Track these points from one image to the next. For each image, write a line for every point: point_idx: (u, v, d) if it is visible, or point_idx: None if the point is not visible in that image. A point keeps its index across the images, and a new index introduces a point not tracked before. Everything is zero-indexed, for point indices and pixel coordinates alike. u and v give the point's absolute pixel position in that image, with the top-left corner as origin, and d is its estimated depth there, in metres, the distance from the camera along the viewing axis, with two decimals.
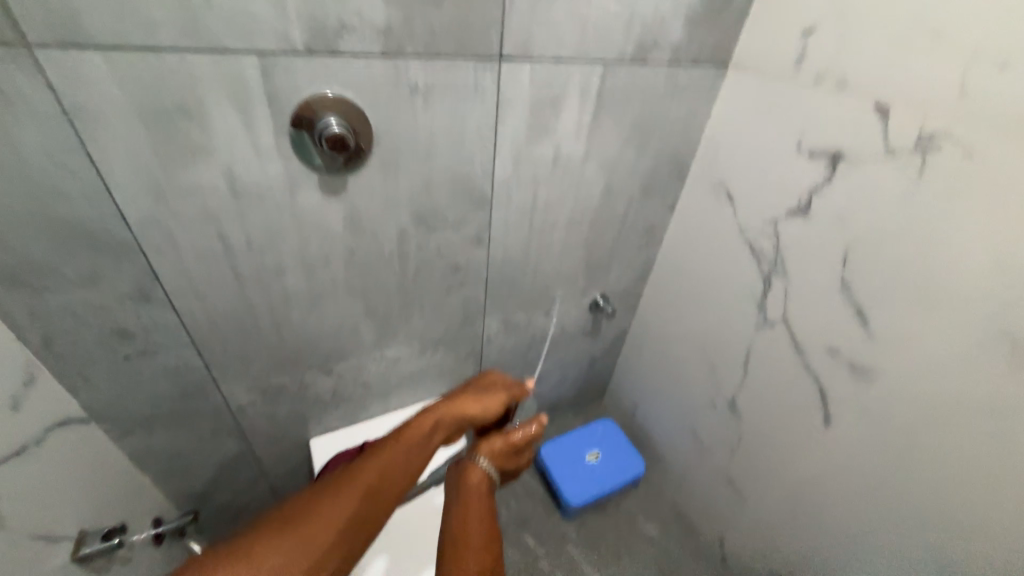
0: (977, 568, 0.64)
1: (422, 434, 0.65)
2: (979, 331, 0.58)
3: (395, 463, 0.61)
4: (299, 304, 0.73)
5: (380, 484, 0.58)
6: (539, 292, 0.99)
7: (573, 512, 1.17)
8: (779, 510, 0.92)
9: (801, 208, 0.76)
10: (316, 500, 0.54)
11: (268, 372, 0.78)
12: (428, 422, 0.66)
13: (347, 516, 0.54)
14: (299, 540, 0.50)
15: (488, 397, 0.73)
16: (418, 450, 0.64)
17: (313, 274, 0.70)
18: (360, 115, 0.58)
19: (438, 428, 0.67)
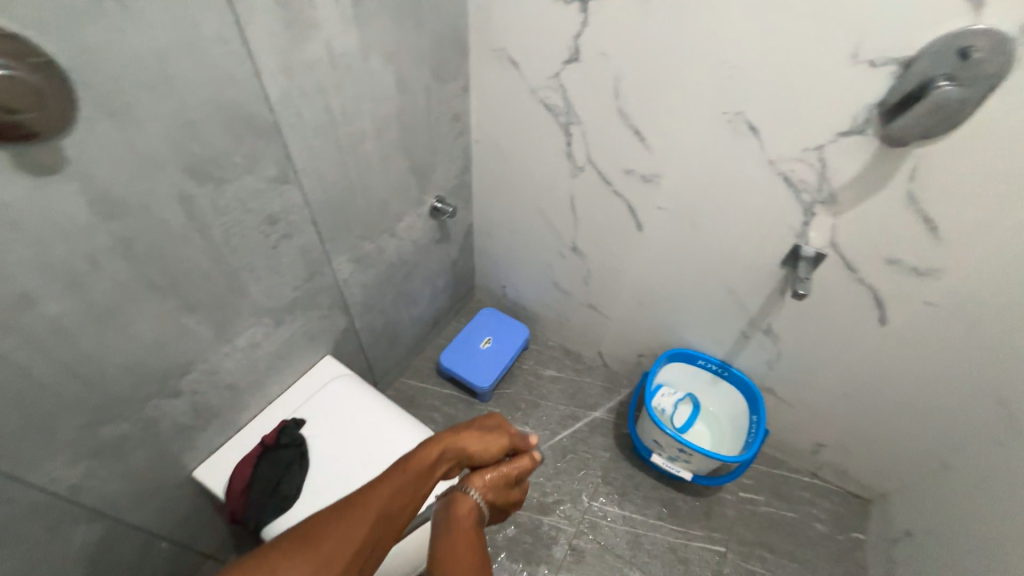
0: (742, 280, 0.95)
1: (426, 466, 0.59)
2: (711, 117, 0.78)
3: (400, 493, 0.56)
4: (84, 330, 0.55)
5: (386, 516, 0.54)
6: (377, 214, 0.94)
7: (487, 392, 1.30)
8: (629, 309, 1.17)
9: (573, 55, 0.84)
10: (332, 523, 0.53)
11: (89, 429, 0.61)
12: (431, 453, 0.60)
13: (353, 550, 0.51)
14: (312, 566, 0.49)
15: (491, 432, 0.64)
16: (419, 485, 0.58)
17: (85, 286, 0.53)
18: (29, 45, 0.40)
19: (440, 462, 0.60)
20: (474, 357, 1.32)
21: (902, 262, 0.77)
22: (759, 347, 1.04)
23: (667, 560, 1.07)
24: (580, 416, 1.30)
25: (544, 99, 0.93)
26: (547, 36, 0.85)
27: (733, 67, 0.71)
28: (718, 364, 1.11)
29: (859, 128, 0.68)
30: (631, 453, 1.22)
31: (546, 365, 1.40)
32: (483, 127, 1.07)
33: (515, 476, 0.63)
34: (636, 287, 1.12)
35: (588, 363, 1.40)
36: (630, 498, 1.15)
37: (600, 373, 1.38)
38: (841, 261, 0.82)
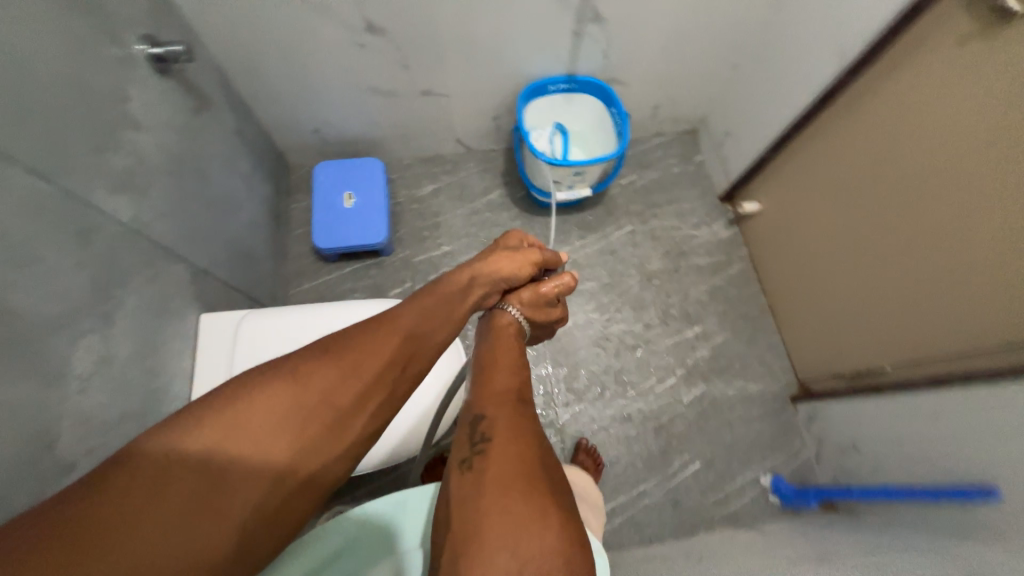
0: None
1: (460, 287, 0.58)
2: None
3: (436, 311, 0.52)
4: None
5: (422, 330, 0.50)
6: (95, 106, 0.60)
7: (387, 242, 1.19)
8: (462, 70, 1.05)
9: None
10: (367, 334, 0.46)
11: None
12: (464, 276, 0.60)
13: (389, 358, 0.45)
14: (342, 374, 0.43)
15: (518, 252, 0.66)
16: (455, 301, 0.56)
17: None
18: None
19: (472, 284, 0.60)
20: (350, 220, 1.15)
21: None
22: (592, 41, 1.03)
23: (602, 261, 1.26)
24: (479, 207, 1.29)
25: None
26: None
27: None
28: (566, 80, 1.12)
29: None
30: (536, 207, 1.29)
31: (419, 185, 1.30)
32: None
33: (548, 293, 0.67)
34: (461, 37, 0.97)
35: (453, 158, 1.32)
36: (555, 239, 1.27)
37: (470, 160, 1.32)
38: None
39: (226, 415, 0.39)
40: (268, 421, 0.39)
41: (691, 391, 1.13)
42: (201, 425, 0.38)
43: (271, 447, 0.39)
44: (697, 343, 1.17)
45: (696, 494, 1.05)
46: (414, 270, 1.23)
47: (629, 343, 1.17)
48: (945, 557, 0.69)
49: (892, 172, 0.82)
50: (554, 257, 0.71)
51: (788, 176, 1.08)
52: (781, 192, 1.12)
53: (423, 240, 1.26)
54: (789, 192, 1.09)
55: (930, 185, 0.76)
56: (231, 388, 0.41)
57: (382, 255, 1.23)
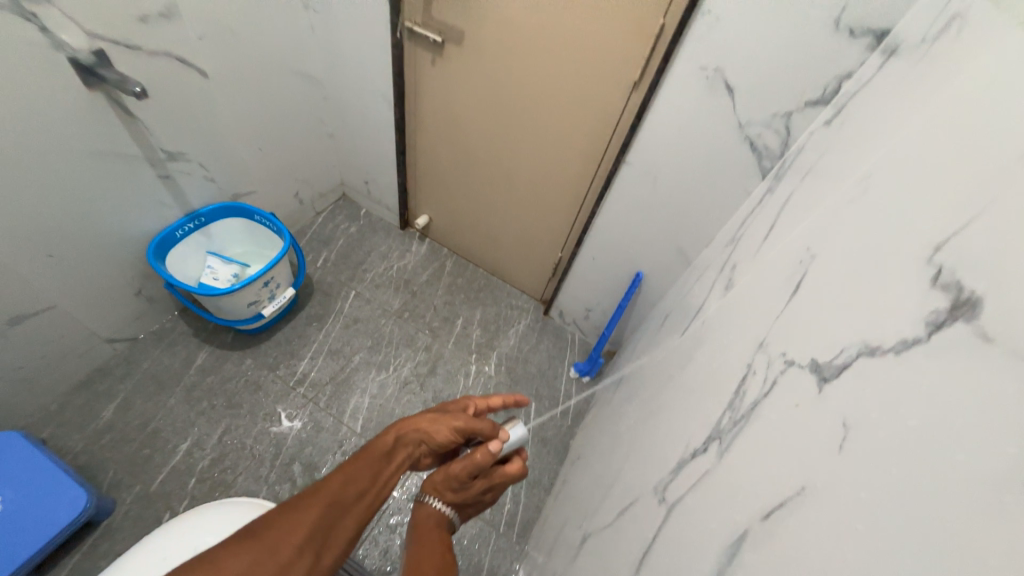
0: (94, 135, 0.83)
1: (383, 452, 0.60)
2: None
3: (359, 480, 0.56)
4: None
5: (337, 503, 0.52)
6: None
7: (98, 499, 0.89)
8: (52, 270, 0.88)
9: None
10: (290, 511, 0.50)
11: None
12: (387, 441, 0.61)
13: (311, 527, 0.49)
14: (262, 552, 0.46)
15: (443, 419, 0.65)
16: (379, 469, 0.58)
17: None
18: None
19: (398, 450, 0.62)
20: (13, 523, 0.82)
21: (148, 13, 0.81)
22: (187, 174, 1.03)
23: (352, 332, 1.29)
24: (192, 379, 1.11)
25: None
26: None
27: None
28: (191, 220, 1.07)
29: None
30: (253, 336, 1.20)
31: (93, 414, 1.02)
32: None
33: (469, 468, 0.62)
34: (24, 240, 0.81)
35: (118, 359, 1.09)
36: (297, 348, 1.22)
37: (143, 347, 1.12)
38: (121, 47, 0.80)
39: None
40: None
41: (491, 364, 1.32)
42: None
43: None
44: (468, 329, 1.37)
45: (549, 423, 1.25)
46: (164, 495, 0.97)
47: (425, 371, 1.26)
48: (651, 323, 1.07)
49: (472, 144, 1.17)
50: (494, 425, 0.64)
51: (428, 183, 1.37)
52: (433, 196, 1.40)
53: (149, 460, 1.00)
54: (437, 193, 1.38)
55: (491, 138, 1.13)
56: None
57: (102, 519, 0.92)
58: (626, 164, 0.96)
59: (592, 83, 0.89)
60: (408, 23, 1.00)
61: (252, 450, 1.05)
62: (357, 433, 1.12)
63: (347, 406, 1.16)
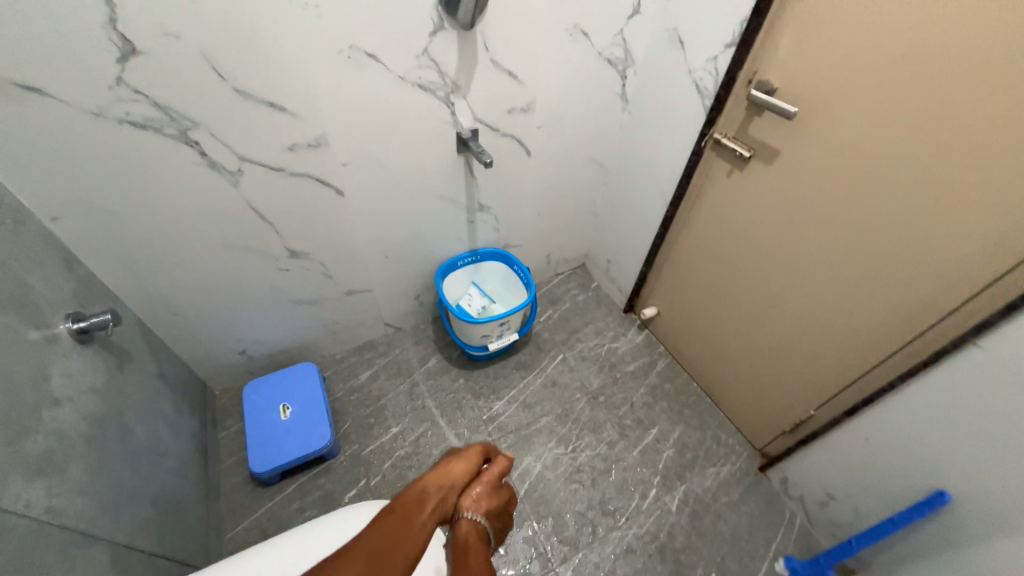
0: (444, 185, 1.11)
1: (411, 504, 0.62)
2: (330, 61, 0.79)
3: (387, 535, 0.57)
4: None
5: (385, 548, 0.55)
6: (20, 398, 0.58)
7: (333, 443, 1.14)
8: (381, 266, 1.20)
9: (126, 48, 0.65)
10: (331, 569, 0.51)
11: None
12: (411, 496, 0.64)
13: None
14: None
15: (461, 459, 0.71)
16: (413, 517, 0.60)
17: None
18: None
19: (426, 496, 0.64)
20: (288, 433, 1.11)
21: (513, 107, 1.06)
22: (484, 221, 1.28)
23: (547, 393, 1.32)
24: (419, 378, 1.33)
25: (126, 118, 0.71)
26: (60, 30, 0.60)
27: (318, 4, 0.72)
28: (471, 255, 1.32)
29: (440, 25, 0.84)
30: (472, 361, 1.37)
31: (355, 374, 1.33)
32: (57, 198, 0.74)
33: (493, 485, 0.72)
34: (378, 243, 1.14)
35: (384, 340, 1.40)
36: (499, 387, 1.32)
37: (401, 337, 1.41)
38: (487, 128, 1.06)
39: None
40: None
41: (675, 497, 1.13)
42: None
43: None
44: (660, 444, 1.22)
45: None
46: (368, 463, 1.16)
47: (601, 467, 1.18)
48: None
49: (737, 261, 1.09)
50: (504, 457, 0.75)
51: (670, 280, 1.34)
52: (670, 293, 1.36)
53: (370, 428, 1.22)
54: (676, 292, 1.33)
55: (763, 262, 1.02)
56: None
57: (329, 458, 1.16)
58: (977, 347, 0.71)
59: (947, 241, 0.71)
60: (717, 134, 1.02)
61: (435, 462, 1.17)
62: (518, 495, 1.12)
63: (520, 463, 1.18)
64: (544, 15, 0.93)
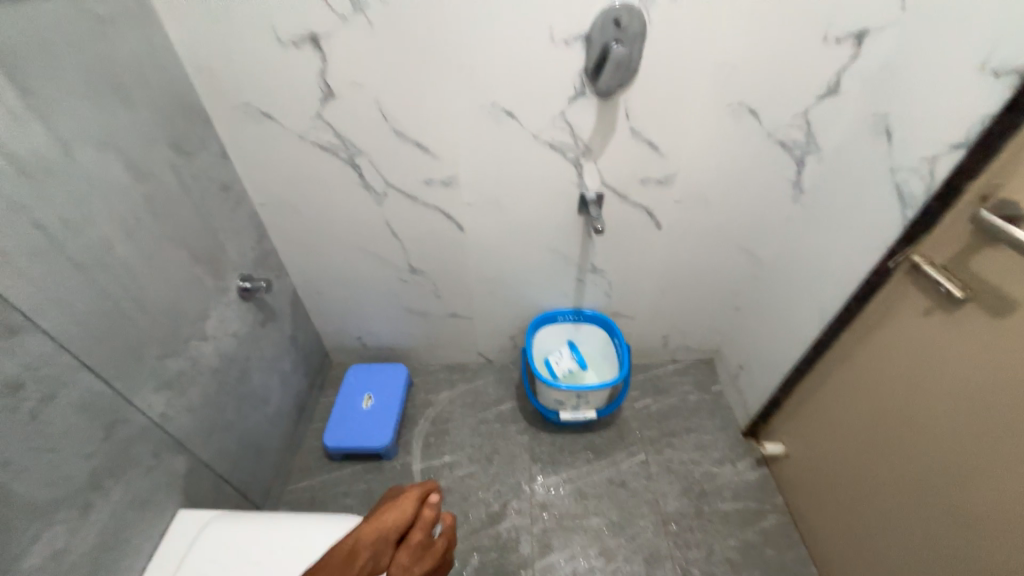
0: (558, 240, 1.10)
1: (342, 557, 0.64)
2: (471, 115, 0.87)
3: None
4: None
5: None
6: (178, 328, 0.79)
7: (392, 446, 1.22)
8: (484, 300, 1.25)
9: (327, 92, 0.84)
10: None
11: None
12: (342, 548, 0.65)
13: None
14: None
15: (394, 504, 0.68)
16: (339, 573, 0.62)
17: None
18: None
19: (354, 551, 0.64)
20: (362, 421, 1.24)
21: (649, 177, 0.99)
22: (595, 284, 1.21)
23: (609, 491, 1.17)
24: (488, 417, 1.33)
25: (317, 141, 0.91)
26: (289, 75, 0.82)
27: (471, 66, 0.81)
28: (573, 313, 1.27)
29: (581, 92, 0.84)
30: (543, 421, 1.31)
31: (437, 390, 1.40)
32: (264, 189, 1.00)
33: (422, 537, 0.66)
34: (485, 279, 1.20)
35: (473, 367, 1.45)
36: (560, 461, 1.23)
37: (488, 371, 1.44)
38: (615, 194, 1.01)
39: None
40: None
41: None
42: None
43: None
44: None
45: None
46: (414, 480, 1.21)
47: None
48: None
49: (900, 431, 0.80)
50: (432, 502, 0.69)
51: (808, 418, 1.05)
52: (805, 433, 1.06)
53: (428, 447, 1.27)
54: (812, 436, 1.04)
55: (957, 450, 0.71)
56: None
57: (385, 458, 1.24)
58: None
59: None
60: (915, 256, 0.75)
61: (468, 508, 1.15)
62: None
63: (548, 555, 1.07)
64: (703, 88, 0.85)
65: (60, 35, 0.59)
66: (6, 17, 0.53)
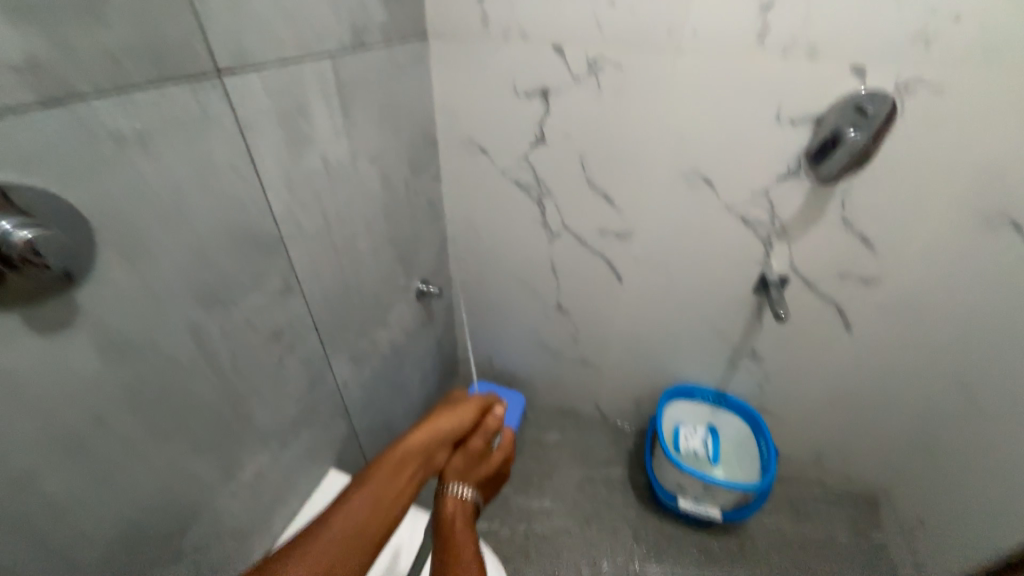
0: (722, 315, 1.04)
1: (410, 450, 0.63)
2: (667, 176, 0.89)
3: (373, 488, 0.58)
4: (45, 529, 0.44)
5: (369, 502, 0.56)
6: (372, 312, 0.93)
7: None
8: (621, 356, 1.22)
9: (539, 138, 0.94)
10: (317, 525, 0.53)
11: None
12: (404, 450, 0.62)
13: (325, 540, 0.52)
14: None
15: (458, 409, 0.69)
16: (404, 471, 0.61)
17: (39, 479, 0.42)
18: (66, 210, 0.39)
19: (414, 456, 0.63)
20: None
21: (851, 273, 0.88)
22: (748, 371, 1.11)
23: None
24: (594, 475, 1.27)
25: (516, 177, 1.02)
26: (513, 119, 0.93)
27: (683, 133, 0.83)
28: (714, 395, 1.17)
29: (795, 172, 0.80)
30: (654, 501, 1.21)
31: (548, 430, 1.39)
32: (458, 209, 1.13)
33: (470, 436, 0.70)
34: (629, 335, 1.17)
35: (587, 418, 1.41)
36: (666, 553, 1.12)
37: (601, 427, 1.39)
38: (803, 282, 0.92)
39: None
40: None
41: None
42: None
43: None
44: None
45: None
46: (510, 513, 1.20)
47: None
48: None
49: None
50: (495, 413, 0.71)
51: None
52: None
53: (529, 485, 1.26)
54: None
55: None
56: None
57: None
58: None
59: None
60: None
61: (558, 564, 1.11)
62: None
63: None
64: (949, 187, 0.75)
65: (374, 73, 0.77)
66: (352, 58, 0.70)
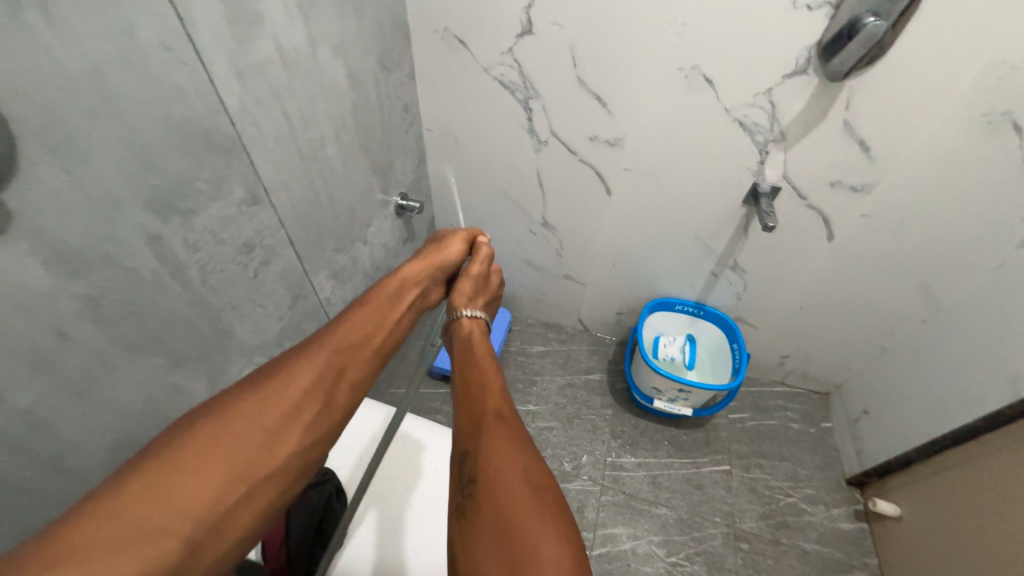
0: (708, 228, 1.03)
1: (396, 286, 0.66)
2: (665, 75, 0.81)
3: (363, 323, 0.60)
4: (24, 442, 0.43)
5: (349, 343, 0.57)
6: (349, 227, 0.88)
7: None
8: (606, 270, 1.23)
9: (525, 26, 0.83)
10: (297, 358, 0.53)
11: None
12: (395, 282, 0.67)
13: (315, 372, 0.52)
14: (264, 409, 0.48)
15: (447, 245, 0.75)
16: (393, 303, 0.64)
17: (7, 394, 0.40)
18: None
19: (407, 285, 0.67)
20: None
21: (843, 182, 0.86)
22: (728, 283, 1.13)
23: (685, 490, 1.17)
24: (576, 382, 1.35)
25: (500, 76, 0.92)
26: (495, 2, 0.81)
27: (686, 22, 0.74)
28: (694, 305, 1.21)
29: (801, 69, 0.74)
30: (631, 403, 1.31)
31: (532, 342, 1.44)
32: (436, 114, 1.03)
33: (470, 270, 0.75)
34: (615, 250, 1.16)
35: (571, 331, 1.45)
36: (640, 445, 1.24)
37: (584, 339, 1.44)
38: (793, 192, 0.91)
39: (132, 511, 0.39)
40: (217, 544, 0.42)
41: None
42: (156, 475, 0.41)
43: (205, 471, 0.43)
44: None
45: None
46: None
47: None
48: None
49: None
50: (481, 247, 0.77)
51: (945, 488, 0.95)
52: (938, 505, 0.96)
53: (515, 392, 1.33)
54: (947, 507, 0.94)
55: None
56: (166, 442, 0.44)
57: None
58: None
59: None
60: None
61: (543, 458, 1.21)
62: (590, 551, 1.08)
63: (609, 527, 1.12)
64: (957, 87, 0.71)
65: None
66: None
